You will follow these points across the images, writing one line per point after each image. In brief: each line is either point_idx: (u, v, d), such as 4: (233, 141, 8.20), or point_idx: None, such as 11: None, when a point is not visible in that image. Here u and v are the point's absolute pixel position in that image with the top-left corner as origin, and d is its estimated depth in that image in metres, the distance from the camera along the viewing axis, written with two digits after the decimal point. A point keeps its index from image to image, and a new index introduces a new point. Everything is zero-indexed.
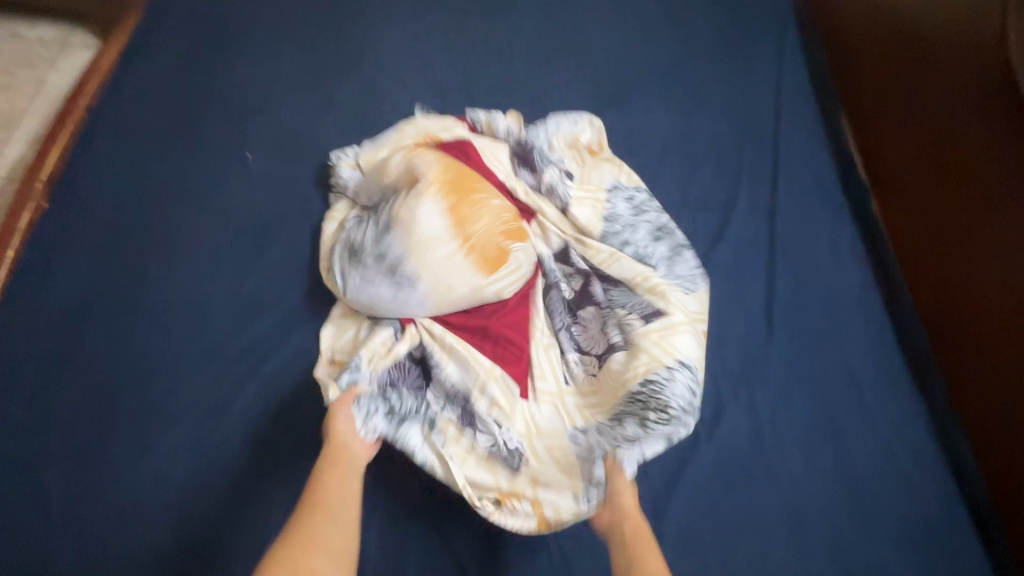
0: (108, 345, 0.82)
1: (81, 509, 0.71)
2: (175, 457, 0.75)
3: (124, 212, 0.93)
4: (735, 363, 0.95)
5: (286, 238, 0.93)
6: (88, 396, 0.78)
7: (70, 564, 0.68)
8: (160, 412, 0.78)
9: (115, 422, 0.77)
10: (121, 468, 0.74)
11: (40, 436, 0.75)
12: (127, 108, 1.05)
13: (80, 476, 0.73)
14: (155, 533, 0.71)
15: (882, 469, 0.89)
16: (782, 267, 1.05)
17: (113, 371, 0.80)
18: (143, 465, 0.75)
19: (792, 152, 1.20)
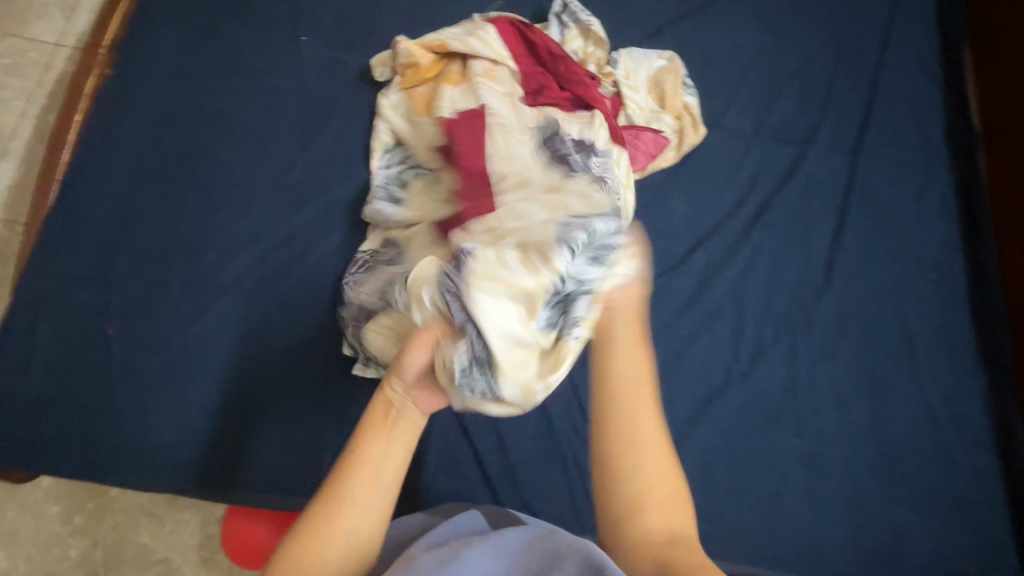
0: (162, 215, 0.85)
1: (138, 360, 0.78)
2: (220, 326, 0.80)
3: (179, 85, 0.93)
4: (784, 309, 0.90)
5: (334, 127, 0.92)
6: (145, 260, 0.83)
7: (129, 405, 0.76)
8: (207, 282, 0.82)
9: (167, 286, 0.81)
10: (173, 329, 0.79)
11: (104, 291, 0.81)
12: None
13: (139, 331, 0.79)
14: (202, 390, 0.77)
15: (921, 433, 0.85)
16: (856, 213, 0.96)
17: (168, 239, 0.84)
18: (193, 330, 0.80)
19: (895, 85, 1.05)
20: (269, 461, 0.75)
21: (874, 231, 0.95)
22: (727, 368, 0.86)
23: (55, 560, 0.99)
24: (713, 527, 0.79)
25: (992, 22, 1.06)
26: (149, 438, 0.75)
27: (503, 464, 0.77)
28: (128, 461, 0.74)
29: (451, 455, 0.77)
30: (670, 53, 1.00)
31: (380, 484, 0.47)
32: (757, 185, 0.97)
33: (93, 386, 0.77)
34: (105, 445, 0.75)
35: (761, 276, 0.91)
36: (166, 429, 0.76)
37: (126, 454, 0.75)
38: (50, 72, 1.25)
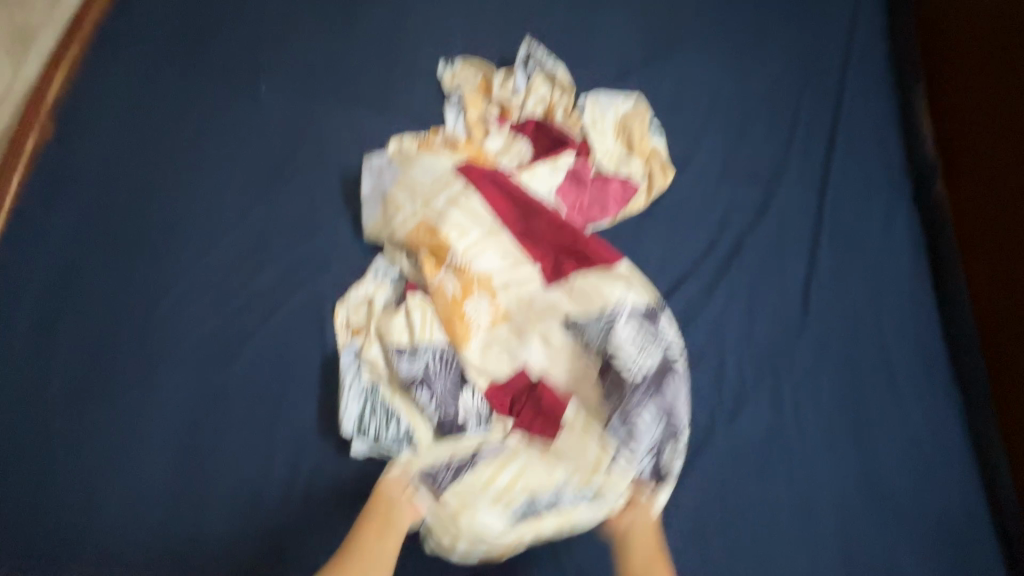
0: (115, 281, 0.81)
1: (83, 441, 0.72)
2: (176, 401, 0.74)
3: (138, 145, 0.91)
4: (764, 348, 0.89)
5: (300, 180, 0.89)
6: (95, 329, 0.78)
7: (71, 492, 0.70)
8: (162, 350, 0.77)
9: (118, 356, 0.76)
10: (123, 403, 0.74)
11: (52, 366, 0.75)
12: (145, 37, 1.01)
13: (88, 408, 0.73)
14: (154, 470, 0.71)
15: (910, 469, 0.83)
16: (827, 249, 0.97)
17: (121, 306, 0.79)
18: (144, 403, 0.74)
19: (854, 121, 1.08)
20: (226, 543, 0.68)
21: (845, 266, 0.96)
22: (711, 415, 0.85)
23: None
24: None
25: (935, 55, 1.11)
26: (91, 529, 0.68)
27: None
28: (68, 557, 0.67)
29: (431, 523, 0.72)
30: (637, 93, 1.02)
31: (379, 543, 0.61)
32: (729, 223, 0.97)
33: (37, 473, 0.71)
34: (45, 539, 0.68)
35: (739, 318, 0.91)
36: (114, 517, 0.69)
37: (67, 548, 0.67)
38: None
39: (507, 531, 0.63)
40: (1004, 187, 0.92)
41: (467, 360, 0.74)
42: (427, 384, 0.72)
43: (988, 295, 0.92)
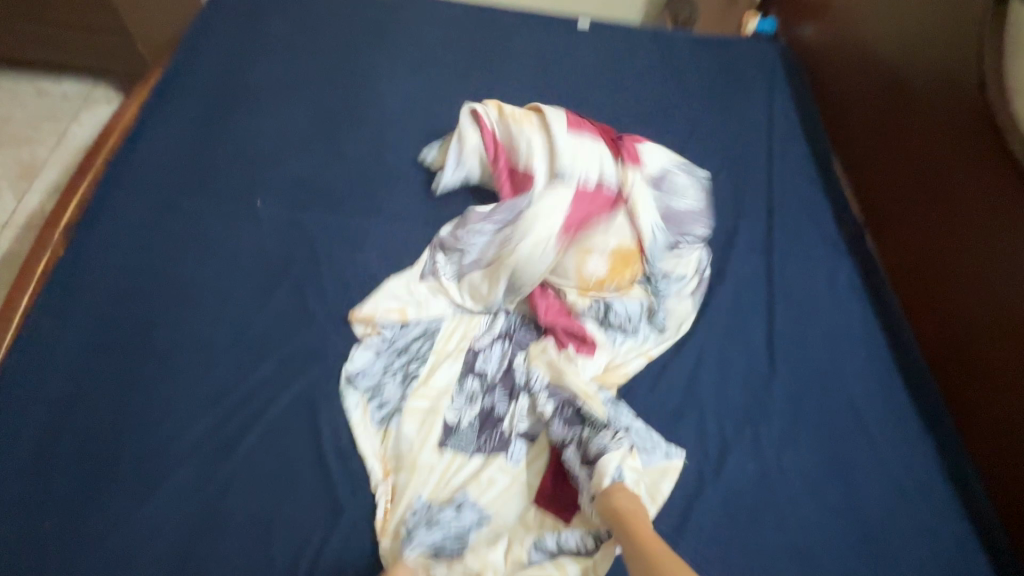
0: (115, 386, 0.83)
1: (77, 558, 0.70)
2: (179, 501, 0.75)
3: (136, 256, 0.95)
4: (739, 402, 0.94)
5: (294, 281, 0.95)
6: (93, 437, 0.78)
7: None
8: (162, 454, 0.78)
9: (117, 465, 0.77)
10: (119, 512, 0.73)
11: (47, 479, 0.75)
12: (138, 150, 1.08)
13: (84, 524, 0.72)
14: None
15: (893, 509, 0.87)
16: (782, 304, 1.06)
17: (124, 413, 0.81)
18: (142, 512, 0.74)
19: (788, 192, 1.22)
20: None
21: (801, 317, 1.05)
22: (699, 468, 0.88)
23: None
24: None
25: (846, 134, 1.26)
26: None
27: None
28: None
29: None
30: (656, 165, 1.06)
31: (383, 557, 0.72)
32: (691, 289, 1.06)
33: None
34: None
35: (710, 372, 0.97)
36: None
37: None
38: None
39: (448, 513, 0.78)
40: (914, 246, 1.04)
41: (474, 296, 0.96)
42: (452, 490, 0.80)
43: (939, 345, 0.98)
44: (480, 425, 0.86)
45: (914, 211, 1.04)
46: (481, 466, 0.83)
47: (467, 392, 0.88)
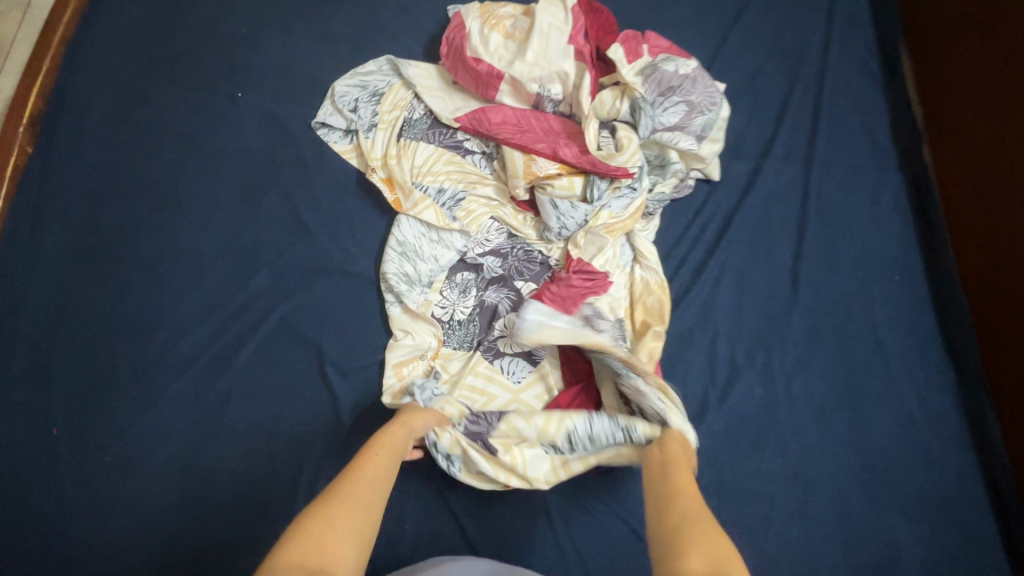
0: (104, 293, 0.79)
1: (85, 461, 0.71)
2: (185, 410, 0.75)
3: (109, 156, 0.87)
4: (752, 324, 0.90)
5: (283, 185, 0.87)
6: (85, 345, 0.77)
7: (76, 513, 0.68)
8: (157, 363, 0.76)
9: (115, 372, 0.75)
10: (122, 421, 0.73)
11: (47, 383, 0.74)
12: (102, 29, 0.95)
13: (89, 429, 0.73)
14: (162, 484, 0.71)
15: (899, 438, 0.85)
16: (815, 222, 0.96)
17: (122, 322, 0.78)
18: (146, 420, 0.74)
19: (840, 89, 1.06)
20: (233, 543, 0.68)
21: (834, 237, 0.96)
22: (704, 392, 0.86)
23: None
24: None
25: (927, 34, 1.05)
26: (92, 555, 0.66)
27: (483, 517, 0.74)
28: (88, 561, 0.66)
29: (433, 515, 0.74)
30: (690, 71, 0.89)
31: (368, 518, 0.53)
32: (718, 202, 0.96)
33: (26, 512, 0.68)
34: (48, 552, 0.66)
35: (728, 297, 0.91)
36: (124, 531, 0.68)
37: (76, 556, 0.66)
38: None
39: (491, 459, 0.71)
40: (981, 152, 0.92)
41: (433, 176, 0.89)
42: (454, 321, 0.83)
43: (982, 287, 0.89)
44: (478, 317, 0.84)
45: (984, 154, 0.91)
46: (468, 359, 0.82)
47: (459, 284, 0.85)
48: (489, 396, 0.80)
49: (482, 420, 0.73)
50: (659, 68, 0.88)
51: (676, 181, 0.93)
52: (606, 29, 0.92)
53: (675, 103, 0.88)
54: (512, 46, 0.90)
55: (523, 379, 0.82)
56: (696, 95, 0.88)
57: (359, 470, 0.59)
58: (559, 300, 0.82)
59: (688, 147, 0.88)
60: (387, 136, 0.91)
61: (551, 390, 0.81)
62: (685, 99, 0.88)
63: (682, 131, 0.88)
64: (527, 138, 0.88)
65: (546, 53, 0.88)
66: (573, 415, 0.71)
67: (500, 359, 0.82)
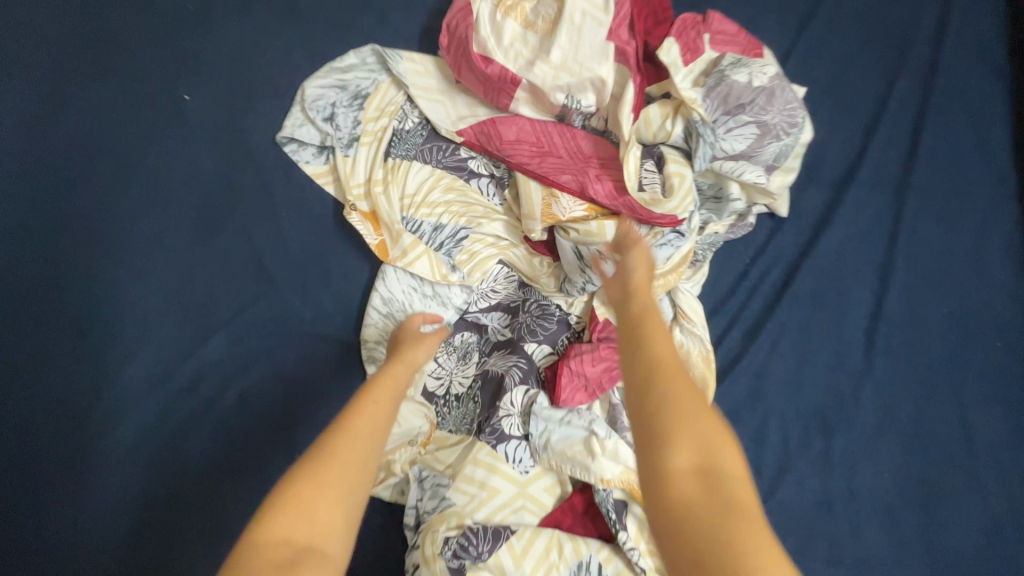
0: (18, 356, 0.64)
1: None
2: (119, 510, 0.61)
3: (27, 177, 0.70)
4: (812, 401, 0.74)
5: (241, 221, 0.71)
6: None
7: None
8: (86, 450, 0.62)
9: (32, 461, 0.61)
10: (36, 525, 0.59)
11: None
12: (27, 15, 0.78)
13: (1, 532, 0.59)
14: None
15: (984, 550, 0.70)
16: (902, 271, 0.77)
17: (44, 395, 0.64)
18: (67, 525, 0.59)
19: (952, 90, 0.82)
20: None
21: (925, 290, 0.77)
22: None
23: None
24: None
25: None
26: None
27: None
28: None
29: None
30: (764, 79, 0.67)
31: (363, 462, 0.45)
32: (780, 243, 0.78)
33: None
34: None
35: (785, 366, 0.75)
36: None
37: None
38: None
39: None
40: None
41: (427, 208, 0.71)
42: (450, 395, 0.70)
43: None
44: (479, 390, 0.70)
45: None
46: (466, 444, 0.68)
47: (458, 347, 0.72)
48: (491, 495, 0.66)
49: (471, 551, 0.61)
50: (726, 76, 0.67)
51: (732, 218, 0.74)
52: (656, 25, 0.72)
53: (743, 123, 0.67)
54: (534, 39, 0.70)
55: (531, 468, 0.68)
56: (771, 114, 0.67)
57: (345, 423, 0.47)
58: (577, 385, 0.67)
59: (755, 180, 0.68)
60: (372, 153, 0.73)
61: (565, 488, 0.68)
62: (757, 118, 0.67)
63: (748, 160, 0.68)
64: (550, 164, 0.68)
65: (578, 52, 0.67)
66: (563, 565, 0.62)
67: (506, 444, 0.68)
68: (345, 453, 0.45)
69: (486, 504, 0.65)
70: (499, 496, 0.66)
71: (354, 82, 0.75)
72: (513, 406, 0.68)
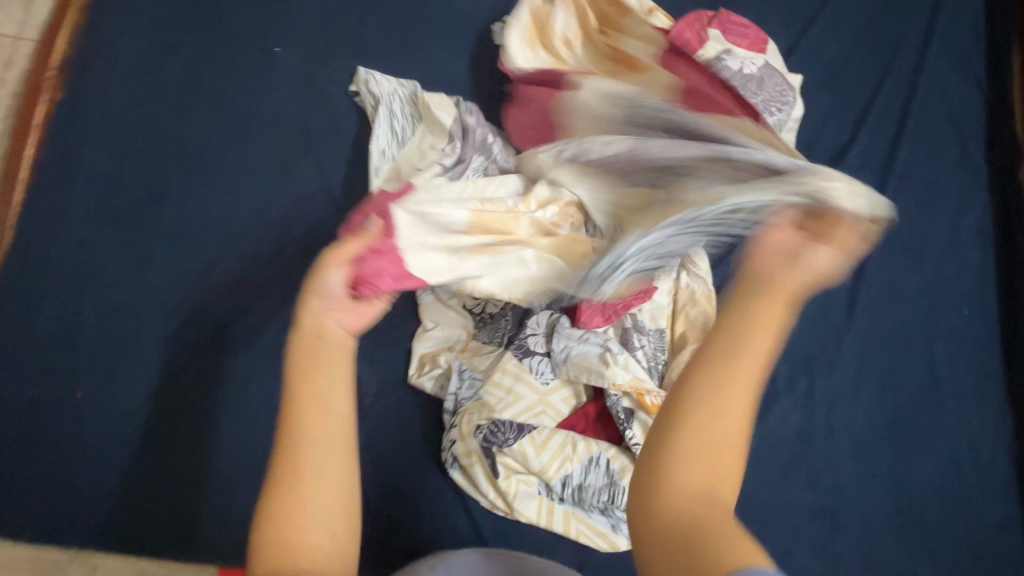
0: (127, 251, 0.76)
1: (102, 426, 0.69)
2: (204, 382, 0.72)
3: (139, 109, 0.83)
4: (799, 347, 0.84)
5: (317, 156, 0.83)
6: (106, 304, 0.74)
7: (92, 475, 0.68)
8: (179, 331, 0.74)
9: (136, 337, 0.74)
10: (137, 388, 0.71)
11: (71, 344, 0.72)
12: None
13: (109, 390, 0.71)
14: (175, 457, 0.69)
15: (942, 484, 0.80)
16: (883, 242, 0.88)
17: (146, 286, 0.76)
18: (163, 389, 0.72)
19: (935, 91, 0.95)
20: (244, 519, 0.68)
21: (903, 259, 0.88)
22: None
23: None
24: None
25: None
26: (107, 518, 0.67)
27: (499, 519, 0.72)
28: (109, 530, 0.67)
29: (447, 513, 0.72)
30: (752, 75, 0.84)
31: (327, 478, 0.44)
32: None
33: (46, 472, 0.68)
34: (69, 515, 0.67)
35: None
36: (144, 504, 0.67)
37: (97, 521, 0.67)
38: None
39: (496, 480, 0.70)
40: None
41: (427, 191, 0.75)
42: (485, 312, 0.79)
43: None
44: (511, 311, 0.79)
45: None
46: (498, 353, 0.78)
47: None
48: (518, 399, 0.74)
49: (498, 438, 0.71)
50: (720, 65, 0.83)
51: None
52: (661, 33, 0.88)
53: None
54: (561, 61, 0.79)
55: (550, 379, 0.77)
56: (761, 98, 0.83)
57: (296, 468, 0.43)
58: (595, 310, 0.75)
59: None
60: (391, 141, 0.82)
61: (582, 398, 0.77)
62: (749, 102, 0.82)
63: None
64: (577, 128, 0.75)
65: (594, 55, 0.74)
66: (575, 458, 0.72)
67: (533, 356, 0.77)
68: (301, 491, 0.43)
69: (513, 403, 0.74)
70: (523, 400, 0.74)
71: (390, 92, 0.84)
72: (539, 324, 0.79)
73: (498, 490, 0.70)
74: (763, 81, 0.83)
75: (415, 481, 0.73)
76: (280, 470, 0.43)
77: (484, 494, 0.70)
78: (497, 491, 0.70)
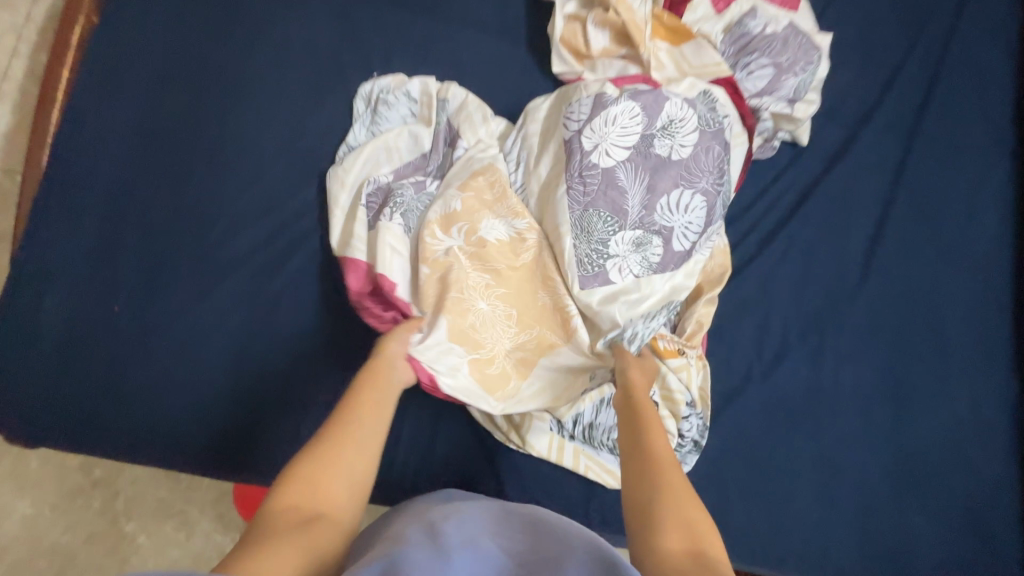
0: (166, 180, 0.80)
1: (145, 342, 0.75)
2: (238, 305, 0.77)
3: (175, 40, 0.84)
4: (812, 304, 0.86)
5: (346, 95, 0.85)
6: (148, 230, 0.79)
7: (139, 385, 0.74)
8: (214, 258, 0.79)
9: (172, 260, 0.78)
10: (178, 309, 0.77)
11: (110, 266, 0.77)
12: None
13: (151, 308, 0.76)
14: (211, 374, 0.75)
15: (942, 441, 0.82)
16: (902, 205, 0.89)
17: (184, 213, 0.79)
18: (199, 311, 0.77)
19: (966, 57, 0.94)
20: (276, 431, 0.74)
21: (921, 223, 0.89)
22: (748, 366, 0.83)
23: (79, 508, 1.10)
24: (722, 527, 0.77)
25: None
26: (154, 424, 0.73)
27: (511, 451, 0.75)
28: (143, 432, 0.73)
29: (463, 442, 0.75)
30: (789, 33, 0.84)
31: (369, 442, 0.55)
32: (799, 170, 0.90)
33: (96, 379, 0.74)
34: (111, 423, 0.73)
35: (791, 272, 0.86)
36: (177, 413, 0.74)
37: (135, 425, 0.73)
38: (39, 6, 1.18)
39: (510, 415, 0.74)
40: None
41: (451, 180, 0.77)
42: None
43: None
44: None
45: None
46: None
47: None
48: None
49: None
50: (745, 26, 0.84)
51: (760, 139, 0.88)
52: None
53: (763, 66, 0.84)
54: (604, 39, 0.85)
55: None
56: (786, 57, 0.84)
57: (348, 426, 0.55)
58: None
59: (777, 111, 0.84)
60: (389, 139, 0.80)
61: None
62: (774, 61, 0.84)
63: (771, 96, 0.84)
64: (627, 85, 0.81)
65: (641, 40, 0.82)
66: (588, 399, 0.75)
67: None
68: (343, 451, 0.52)
69: None
70: None
71: (394, 89, 0.82)
72: None
73: (512, 427, 0.74)
74: (793, 38, 0.85)
75: (433, 411, 0.76)
76: (328, 442, 0.53)
77: (498, 429, 0.74)
78: (512, 428, 0.74)
